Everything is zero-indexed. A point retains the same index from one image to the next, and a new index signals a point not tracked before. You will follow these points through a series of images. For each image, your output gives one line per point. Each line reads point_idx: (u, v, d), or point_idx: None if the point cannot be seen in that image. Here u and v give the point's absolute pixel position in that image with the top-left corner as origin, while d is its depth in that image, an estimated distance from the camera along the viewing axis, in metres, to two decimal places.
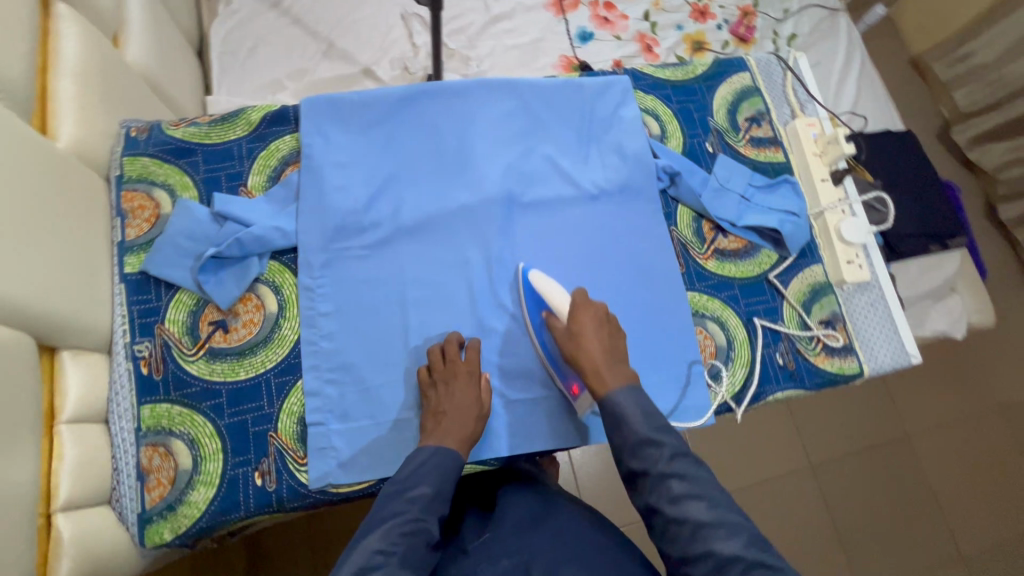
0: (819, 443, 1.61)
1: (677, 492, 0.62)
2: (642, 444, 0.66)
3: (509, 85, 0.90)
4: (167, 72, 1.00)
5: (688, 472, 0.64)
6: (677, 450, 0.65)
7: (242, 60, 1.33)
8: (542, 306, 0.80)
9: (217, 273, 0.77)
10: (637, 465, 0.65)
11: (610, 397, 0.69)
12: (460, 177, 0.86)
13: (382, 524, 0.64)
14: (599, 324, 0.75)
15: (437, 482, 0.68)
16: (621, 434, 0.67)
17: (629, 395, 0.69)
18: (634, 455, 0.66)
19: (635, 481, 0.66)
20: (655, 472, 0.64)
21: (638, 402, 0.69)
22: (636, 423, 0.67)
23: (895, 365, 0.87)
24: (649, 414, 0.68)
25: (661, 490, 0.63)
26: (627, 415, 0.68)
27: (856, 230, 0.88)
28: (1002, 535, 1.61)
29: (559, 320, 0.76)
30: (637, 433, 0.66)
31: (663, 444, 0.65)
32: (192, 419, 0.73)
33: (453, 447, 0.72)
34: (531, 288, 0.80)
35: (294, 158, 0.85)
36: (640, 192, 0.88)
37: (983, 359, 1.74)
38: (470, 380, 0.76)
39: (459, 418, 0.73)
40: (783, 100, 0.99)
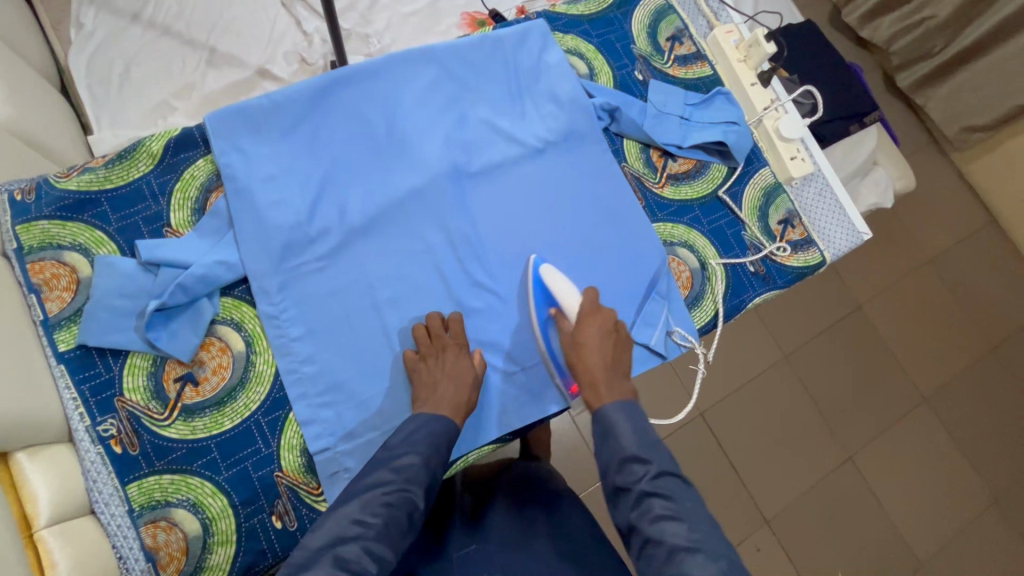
0: (786, 333, 1.72)
1: (658, 511, 0.60)
2: (629, 459, 0.65)
3: (425, 53, 0.84)
4: (33, 118, 0.87)
5: (674, 493, 0.62)
6: (666, 468, 0.64)
7: (116, 86, 1.19)
8: (552, 303, 0.79)
9: (168, 325, 0.70)
10: (621, 481, 0.64)
11: (603, 410, 0.70)
12: (399, 161, 0.81)
13: (365, 495, 0.62)
14: (606, 335, 0.75)
15: (427, 449, 0.67)
16: (610, 449, 0.67)
17: (622, 410, 0.70)
18: (619, 471, 0.65)
19: (618, 498, 0.65)
20: (638, 489, 0.63)
21: (629, 416, 0.69)
22: (625, 438, 0.67)
23: (850, 245, 0.91)
24: (639, 429, 0.68)
25: (643, 509, 0.61)
26: (616, 430, 0.68)
27: (792, 125, 0.90)
28: (954, 369, 1.78)
29: (568, 321, 0.77)
30: (626, 448, 0.66)
31: (649, 462, 0.65)
32: (187, 483, 0.68)
33: (447, 414, 0.70)
34: (540, 284, 0.79)
35: (215, 183, 0.77)
36: (584, 135, 0.86)
37: (908, 220, 1.89)
38: (459, 350, 0.75)
39: (452, 386, 0.72)
40: (697, 13, 0.99)
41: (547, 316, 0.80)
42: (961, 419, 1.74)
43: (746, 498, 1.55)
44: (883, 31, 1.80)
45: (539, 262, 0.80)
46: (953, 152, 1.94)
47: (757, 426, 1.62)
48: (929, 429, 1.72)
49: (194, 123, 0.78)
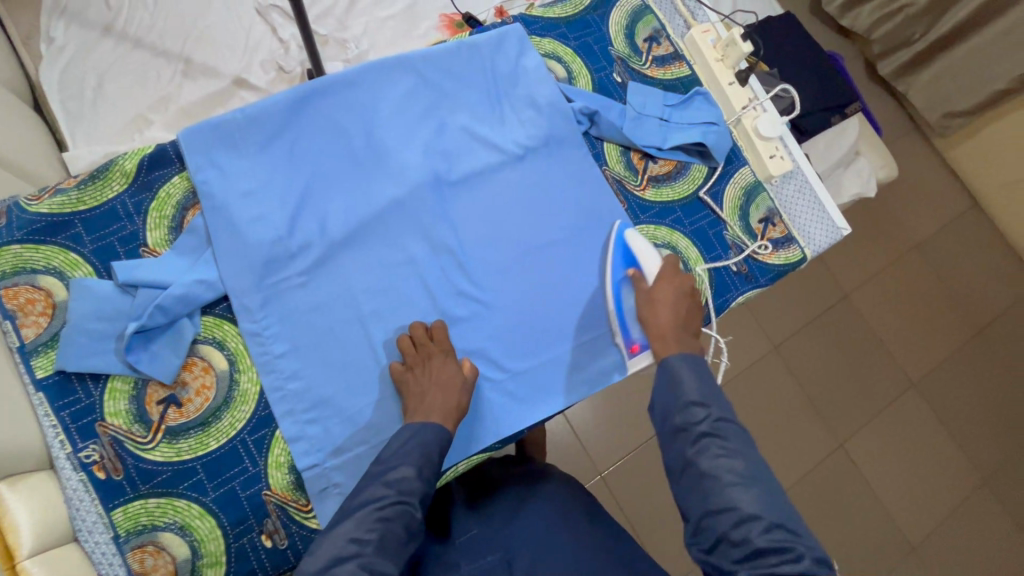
0: (775, 325, 1.73)
1: (714, 450, 0.64)
2: (691, 402, 0.68)
3: (402, 61, 0.83)
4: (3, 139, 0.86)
5: (732, 435, 0.65)
6: (724, 410, 0.68)
7: (89, 101, 1.16)
8: (631, 264, 0.82)
9: (149, 347, 0.69)
10: (680, 421, 0.67)
11: (670, 360, 0.72)
12: (379, 172, 0.80)
13: (359, 512, 0.61)
14: (683, 297, 0.78)
15: (419, 461, 0.66)
16: (673, 392, 0.70)
17: (692, 364, 0.72)
18: (679, 412, 0.68)
19: (675, 437, 0.67)
20: (697, 430, 0.66)
21: (692, 368, 0.71)
22: (688, 382, 0.70)
23: (830, 241, 0.92)
24: (702, 379, 0.70)
25: (700, 447, 0.65)
26: (681, 373, 0.70)
27: (770, 123, 0.91)
28: (940, 354, 1.81)
29: (644, 283, 0.79)
30: (687, 393, 0.69)
31: (709, 406, 0.67)
32: (174, 506, 0.67)
33: (437, 421, 0.70)
34: (622, 245, 0.82)
35: (191, 200, 0.76)
36: (564, 139, 0.86)
37: (892, 208, 1.91)
38: (445, 357, 0.75)
39: (442, 394, 0.72)
40: (674, 13, 0.98)
41: (621, 276, 0.82)
42: (948, 403, 1.77)
43: None
44: (864, 20, 1.80)
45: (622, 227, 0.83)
46: (935, 138, 1.95)
47: (749, 419, 1.63)
48: (917, 415, 1.74)
49: (168, 139, 0.77)
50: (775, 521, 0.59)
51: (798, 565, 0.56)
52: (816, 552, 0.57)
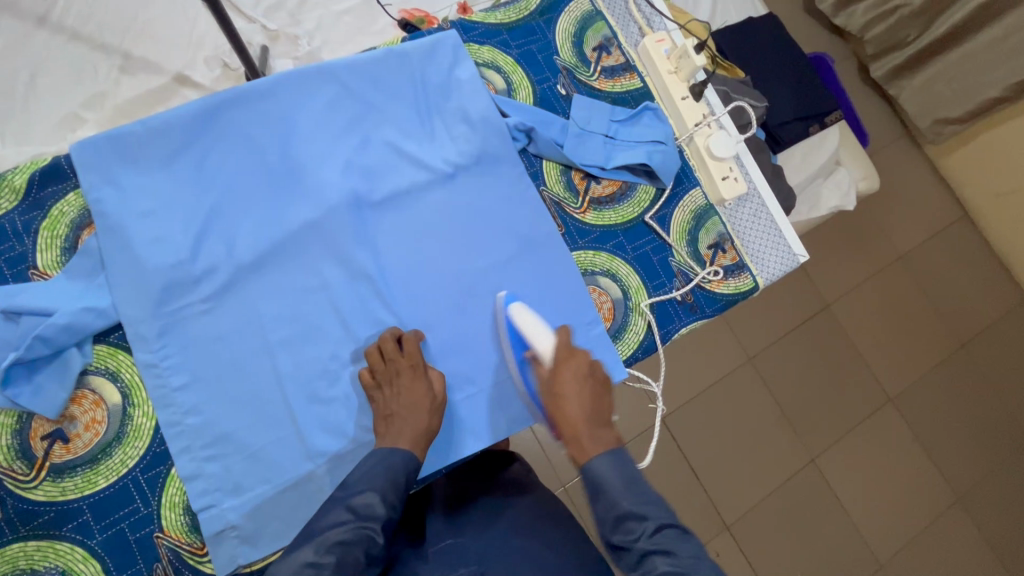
0: (750, 335, 1.68)
1: (661, 570, 0.58)
2: (627, 515, 0.62)
3: (324, 70, 0.78)
4: None
5: (677, 548, 0.60)
6: (663, 522, 0.62)
7: (21, 98, 1.10)
8: (524, 344, 0.73)
9: (32, 379, 0.65)
10: (619, 540, 0.62)
11: (591, 465, 0.65)
12: (294, 191, 0.75)
13: (320, 535, 0.60)
14: (585, 380, 0.69)
15: (385, 487, 0.64)
16: (602, 505, 0.64)
17: (610, 462, 0.65)
18: (615, 529, 0.62)
19: (619, 553, 0.63)
20: (638, 549, 0.60)
21: (621, 472, 0.65)
22: (616, 493, 0.63)
23: (785, 269, 0.86)
24: (630, 483, 0.64)
25: (643, 568, 0.59)
26: (608, 485, 0.64)
27: (725, 143, 0.84)
28: (918, 369, 1.76)
29: (543, 366, 0.70)
30: (620, 505, 0.63)
31: (645, 519, 0.62)
32: (55, 549, 0.63)
33: (405, 446, 0.67)
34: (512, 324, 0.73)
35: (87, 219, 0.71)
36: (498, 157, 0.80)
37: (880, 217, 1.85)
38: (414, 373, 0.70)
39: (411, 416, 0.69)
40: (629, 19, 0.92)
41: (520, 358, 0.74)
42: (925, 420, 1.72)
43: (705, 501, 1.52)
44: (857, 19, 1.73)
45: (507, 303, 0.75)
46: (927, 145, 1.88)
47: (718, 430, 1.58)
48: (893, 430, 1.70)
49: (62, 152, 0.72)
50: None
51: None
52: None
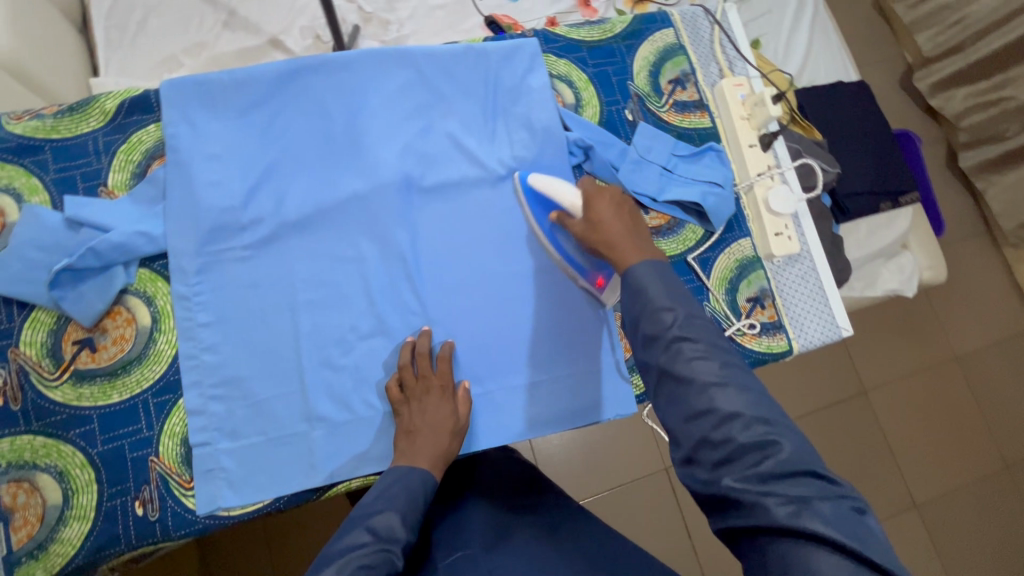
0: (777, 402, 1.61)
1: (689, 352, 0.59)
2: (660, 308, 0.62)
3: (403, 53, 0.81)
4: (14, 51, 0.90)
5: (704, 334, 0.60)
6: (691, 313, 0.62)
7: (131, 33, 1.20)
8: (550, 208, 0.77)
9: (77, 287, 0.69)
10: (651, 330, 0.61)
11: (634, 270, 0.65)
12: (351, 163, 0.78)
13: (341, 557, 0.60)
14: (619, 207, 0.71)
15: (404, 507, 0.65)
16: (638, 304, 0.63)
17: (652, 269, 0.64)
18: (648, 320, 0.62)
19: (647, 346, 0.62)
20: (668, 335, 0.60)
21: (660, 276, 0.64)
22: (655, 290, 0.63)
23: (825, 340, 0.83)
24: (669, 284, 0.63)
25: (672, 352, 0.59)
26: (644, 284, 0.63)
27: (785, 199, 0.82)
28: (953, 480, 1.63)
29: (574, 217, 0.72)
30: (655, 301, 0.62)
31: (677, 309, 0.61)
32: (58, 449, 0.66)
33: (424, 466, 0.68)
34: (532, 190, 0.77)
35: (160, 150, 0.75)
36: (551, 168, 0.80)
37: (941, 311, 1.74)
38: (442, 394, 0.71)
39: (433, 436, 0.70)
40: (711, 58, 0.91)
41: (548, 222, 0.77)
42: (952, 533, 1.59)
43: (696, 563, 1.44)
44: (955, 104, 1.67)
45: (524, 174, 0.78)
46: (1008, 247, 1.77)
47: None
48: (915, 539, 1.57)
49: (154, 87, 0.77)
50: (757, 417, 0.55)
51: (778, 459, 0.53)
52: (794, 442, 0.54)
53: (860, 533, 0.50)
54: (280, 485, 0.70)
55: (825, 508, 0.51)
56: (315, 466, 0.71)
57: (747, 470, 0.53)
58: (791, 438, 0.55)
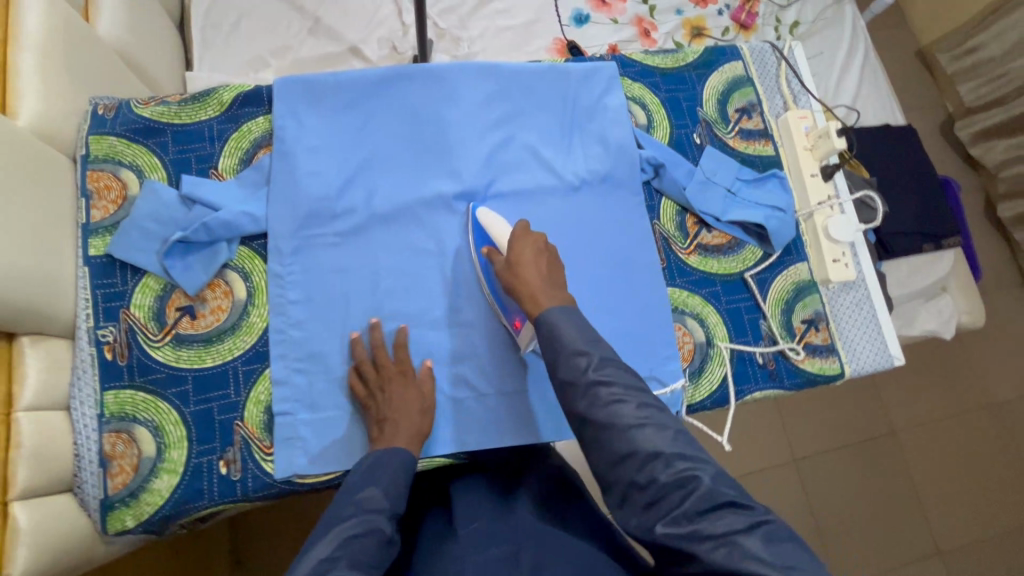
0: (803, 437, 1.60)
1: (606, 397, 0.58)
2: (574, 352, 0.61)
3: (490, 67, 0.86)
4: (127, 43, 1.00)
5: (618, 376, 0.59)
6: (606, 356, 0.60)
7: (225, 35, 1.29)
8: (487, 243, 0.78)
9: (185, 258, 0.75)
10: (566, 377, 0.60)
11: (545, 314, 0.64)
12: (437, 164, 0.83)
13: (325, 537, 0.56)
14: (539, 254, 0.72)
15: (388, 483, 0.63)
16: (552, 347, 0.62)
17: (564, 313, 0.64)
18: (563, 366, 0.61)
19: (566, 392, 0.60)
20: (586, 381, 0.59)
21: (571, 318, 0.64)
22: (568, 331, 0.62)
23: (876, 367, 0.86)
24: (581, 325, 0.63)
25: (591, 397, 0.58)
26: (560, 327, 0.63)
27: (843, 227, 0.86)
28: (981, 529, 1.61)
29: (501, 254, 0.75)
30: (569, 344, 0.61)
31: (592, 353, 0.61)
32: (156, 405, 0.72)
33: (402, 445, 0.69)
34: (477, 222, 0.79)
35: (267, 140, 0.82)
36: (623, 182, 0.85)
37: (975, 357, 1.73)
38: (403, 379, 0.74)
39: (403, 418, 0.71)
40: (776, 91, 0.96)
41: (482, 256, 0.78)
42: None
43: None
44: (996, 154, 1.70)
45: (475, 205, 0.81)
46: None
47: None
48: None
49: (266, 84, 0.84)
50: (680, 453, 0.55)
51: (704, 495, 0.52)
52: (715, 473, 0.54)
53: (800, 556, 0.49)
54: (353, 458, 0.74)
55: (764, 544, 0.49)
56: None
57: (675, 512, 0.53)
58: (713, 468, 0.55)
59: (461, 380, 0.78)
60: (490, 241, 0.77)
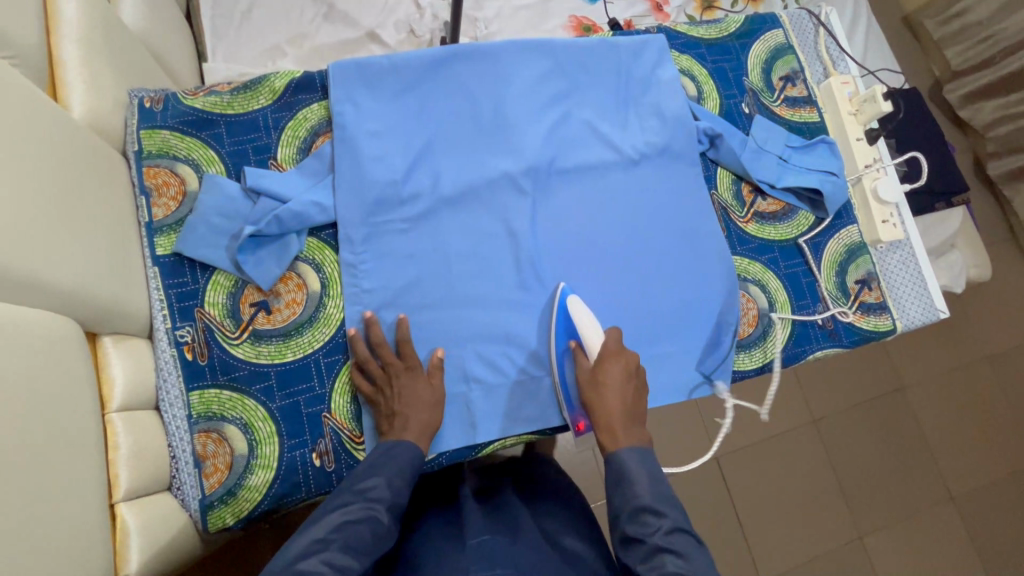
0: (819, 397, 1.66)
1: (671, 570, 0.55)
2: (643, 507, 0.60)
3: (543, 44, 0.85)
4: (150, 35, 0.96)
5: (689, 548, 0.57)
6: (678, 522, 0.59)
7: (237, 24, 1.25)
8: (573, 337, 0.77)
9: (256, 252, 0.74)
10: (632, 531, 0.59)
11: (617, 453, 0.65)
12: (498, 144, 0.82)
13: (325, 516, 0.58)
14: (628, 378, 0.70)
15: (392, 474, 0.63)
16: (622, 494, 0.62)
17: (635, 454, 0.65)
18: (630, 520, 0.60)
19: (626, 546, 0.60)
20: (651, 544, 0.57)
21: (646, 466, 0.64)
22: (641, 487, 0.62)
23: (925, 321, 0.89)
24: (657, 479, 0.63)
25: (653, 564, 0.56)
26: (634, 479, 0.63)
27: (890, 187, 0.89)
28: (985, 473, 1.70)
29: (587, 359, 0.73)
30: (640, 497, 0.61)
31: (664, 515, 0.59)
32: (243, 403, 0.71)
33: (410, 440, 0.67)
34: (564, 314, 0.77)
35: (324, 128, 0.81)
36: (681, 154, 0.86)
37: (970, 311, 1.82)
38: (412, 375, 0.71)
39: (413, 413, 0.69)
40: (815, 57, 0.98)
41: (565, 348, 0.77)
42: (983, 522, 1.66)
43: (744, 547, 1.48)
44: (984, 116, 1.76)
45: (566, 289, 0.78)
46: None
47: (769, 491, 1.54)
48: (949, 531, 1.63)
49: (319, 70, 0.82)
50: None
51: None
52: None
53: None
54: (444, 442, 0.74)
55: None
56: (475, 424, 0.76)
57: None
58: None
59: (541, 357, 0.78)
60: (578, 335, 0.76)
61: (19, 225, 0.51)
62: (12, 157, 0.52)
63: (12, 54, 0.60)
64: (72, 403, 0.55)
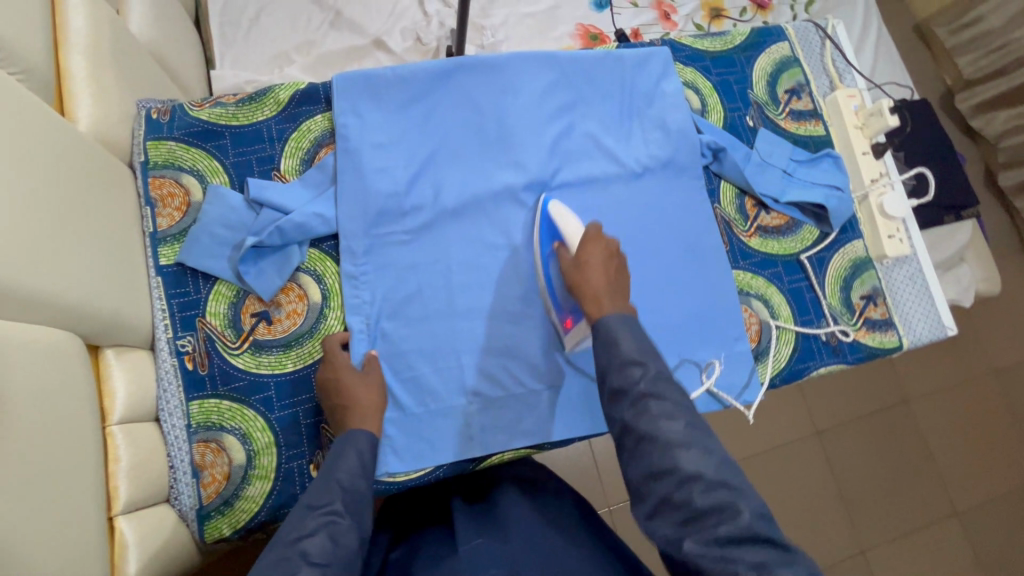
0: (823, 409, 1.64)
1: (655, 411, 0.55)
2: (631, 362, 0.59)
3: (547, 56, 0.85)
4: (158, 45, 0.97)
5: (672, 395, 0.57)
6: (660, 372, 0.58)
7: (245, 30, 1.26)
8: (556, 237, 0.76)
9: (258, 263, 0.74)
10: (617, 383, 0.58)
11: (603, 319, 0.63)
12: (501, 156, 0.82)
13: (278, 537, 0.54)
14: (609, 258, 0.69)
15: (343, 475, 0.60)
16: (607, 354, 0.61)
17: (623, 321, 0.62)
18: (617, 373, 0.59)
19: (613, 399, 0.59)
20: (637, 391, 0.57)
21: (630, 329, 0.62)
22: (625, 343, 0.60)
23: (931, 338, 0.88)
24: (639, 336, 0.61)
25: (636, 410, 0.56)
26: (619, 338, 0.61)
27: (896, 203, 0.88)
28: (992, 489, 1.67)
29: (569, 252, 0.72)
30: (623, 352, 0.60)
31: (647, 365, 0.59)
32: (242, 413, 0.71)
33: (353, 429, 0.66)
34: (547, 218, 0.78)
35: (327, 139, 0.81)
36: (684, 168, 0.86)
37: (979, 324, 1.79)
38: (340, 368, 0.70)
39: (354, 400, 0.68)
40: (821, 70, 0.98)
41: (551, 249, 0.76)
42: (990, 539, 1.63)
43: None
44: (997, 125, 1.73)
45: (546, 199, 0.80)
46: None
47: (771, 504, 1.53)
48: (955, 547, 1.61)
49: (323, 81, 0.83)
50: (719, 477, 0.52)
51: (736, 525, 0.49)
52: (757, 508, 0.51)
53: None
54: (442, 455, 0.74)
55: None
56: (472, 437, 0.75)
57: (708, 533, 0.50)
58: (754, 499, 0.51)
59: (539, 371, 0.78)
60: (560, 235, 0.75)
61: (25, 242, 0.52)
62: (17, 172, 0.53)
63: (20, 70, 0.61)
64: (74, 415, 0.56)
